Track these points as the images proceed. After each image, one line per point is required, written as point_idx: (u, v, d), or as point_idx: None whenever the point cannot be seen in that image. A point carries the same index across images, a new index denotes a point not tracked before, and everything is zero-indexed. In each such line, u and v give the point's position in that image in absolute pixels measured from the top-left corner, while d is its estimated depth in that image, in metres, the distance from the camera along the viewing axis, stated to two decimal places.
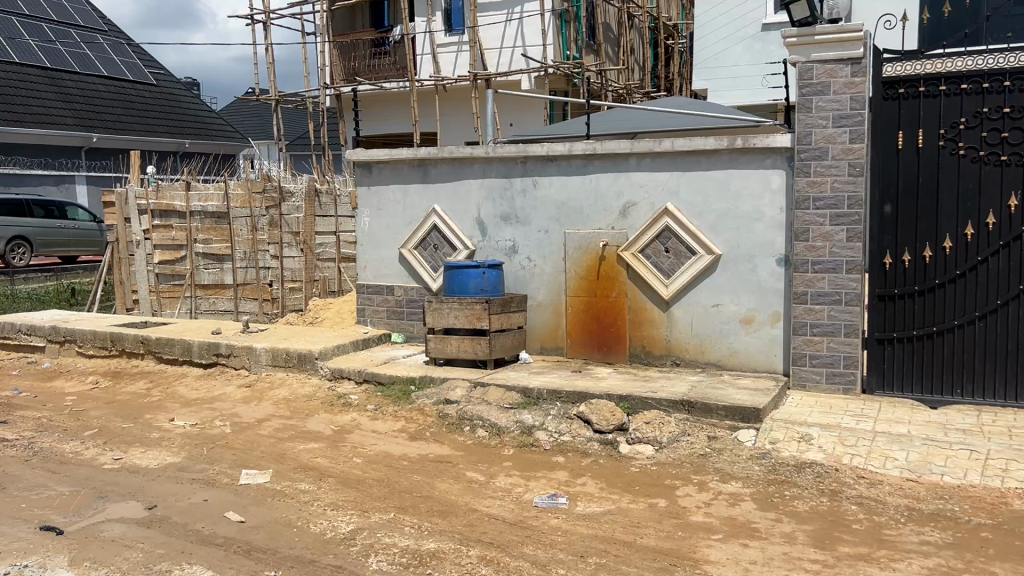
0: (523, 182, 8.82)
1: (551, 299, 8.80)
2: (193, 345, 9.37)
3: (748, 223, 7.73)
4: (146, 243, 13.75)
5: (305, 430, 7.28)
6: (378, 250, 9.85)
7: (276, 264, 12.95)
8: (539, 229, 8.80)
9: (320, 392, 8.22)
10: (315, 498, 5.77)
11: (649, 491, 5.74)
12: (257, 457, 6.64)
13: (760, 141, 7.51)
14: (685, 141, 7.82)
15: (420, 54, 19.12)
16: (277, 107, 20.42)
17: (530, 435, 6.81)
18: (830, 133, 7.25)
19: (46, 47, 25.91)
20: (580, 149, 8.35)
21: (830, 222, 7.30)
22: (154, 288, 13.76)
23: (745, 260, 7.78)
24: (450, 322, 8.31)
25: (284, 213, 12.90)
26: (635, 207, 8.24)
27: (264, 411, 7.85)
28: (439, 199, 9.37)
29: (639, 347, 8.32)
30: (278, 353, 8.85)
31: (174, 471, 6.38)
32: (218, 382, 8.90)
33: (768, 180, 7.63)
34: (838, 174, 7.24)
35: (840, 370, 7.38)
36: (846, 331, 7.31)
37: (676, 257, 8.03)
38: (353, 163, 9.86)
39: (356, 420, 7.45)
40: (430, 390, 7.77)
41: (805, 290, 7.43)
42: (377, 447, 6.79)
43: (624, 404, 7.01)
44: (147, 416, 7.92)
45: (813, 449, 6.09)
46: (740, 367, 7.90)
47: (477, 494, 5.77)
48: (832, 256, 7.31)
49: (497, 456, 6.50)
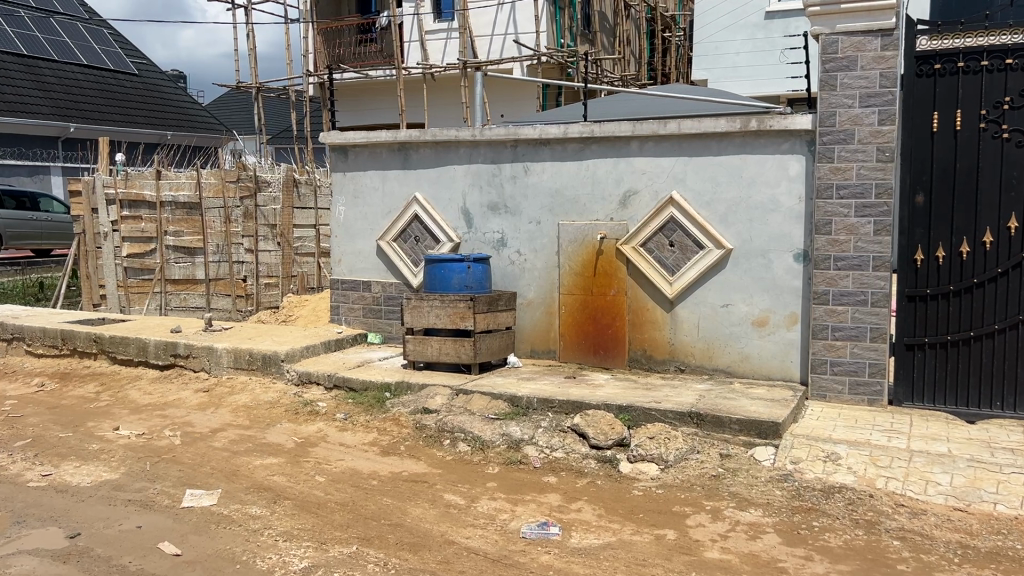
0: (513, 168, 8.02)
1: (543, 298, 8.00)
2: (149, 344, 8.52)
3: (762, 214, 6.96)
4: (114, 235, 12.81)
5: (264, 442, 6.46)
6: (354, 242, 9.02)
7: (251, 258, 12.19)
8: (530, 220, 8.00)
9: (285, 399, 7.39)
10: (267, 526, 4.95)
11: (654, 519, 4.94)
12: (206, 474, 5.82)
13: (776, 122, 6.74)
14: (692, 123, 7.05)
15: (408, 40, 18.25)
16: (259, 96, 19.54)
17: (518, 451, 6.02)
18: (856, 114, 6.48)
19: (23, 34, 24.99)
20: (576, 132, 7.57)
21: (855, 213, 6.52)
22: (123, 283, 12.85)
23: (758, 255, 7.00)
24: (431, 322, 7.49)
25: (260, 205, 12.07)
26: (636, 196, 7.45)
27: (221, 419, 7.02)
28: (421, 186, 8.55)
29: (639, 351, 7.53)
30: (240, 355, 8.02)
31: (108, 491, 5.55)
32: (174, 386, 8.05)
33: (785, 166, 6.85)
34: (865, 160, 6.48)
35: (865, 379, 6.60)
36: (872, 335, 6.53)
37: (681, 252, 7.24)
38: (328, 147, 9.02)
39: (323, 431, 6.64)
40: (407, 398, 6.96)
41: (827, 289, 6.64)
42: (344, 463, 6.00)
43: (624, 416, 6.19)
44: (90, 423, 7.07)
45: (842, 471, 5.32)
46: (751, 375, 7.12)
47: (455, 522, 4.97)
48: (857, 252, 6.54)
49: (479, 476, 5.70)
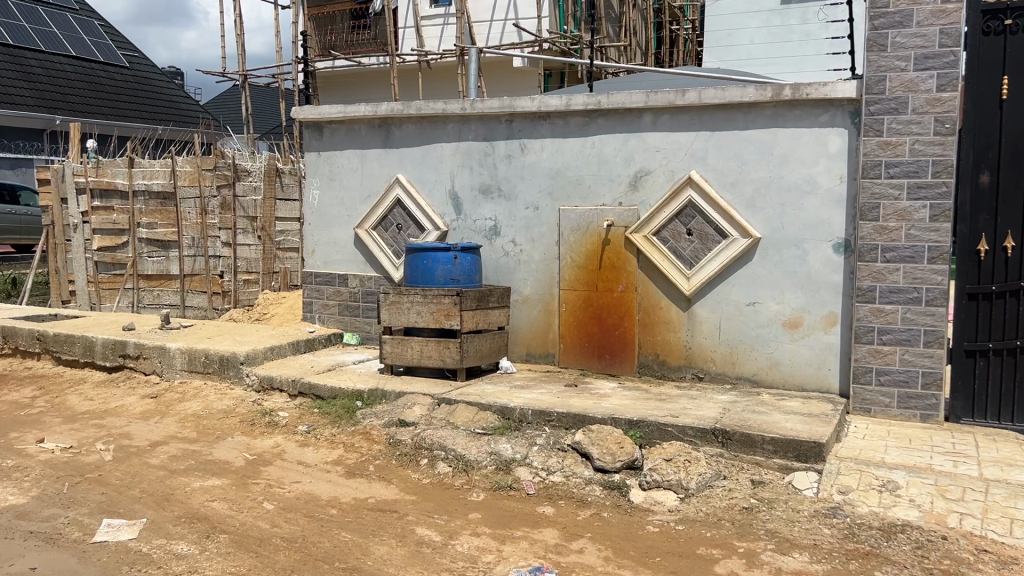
0: (508, 146, 7.05)
1: (541, 294, 7.02)
2: (96, 343, 7.56)
3: (797, 197, 5.97)
4: (84, 227, 11.47)
5: (210, 460, 5.48)
6: (329, 230, 8.05)
7: (227, 253, 10.89)
8: (526, 205, 7.02)
9: (241, 408, 6.40)
10: (191, 570, 3.96)
11: (675, 565, 3.95)
12: (132, 499, 4.83)
13: (815, 89, 5.76)
14: (715, 91, 6.08)
15: (403, 26, 17.20)
16: (246, 85, 18.52)
17: (508, 473, 5.04)
18: (910, 78, 5.51)
19: (8, 24, 23.93)
20: (580, 103, 6.60)
21: (907, 195, 5.54)
22: (92, 277, 11.55)
23: (791, 245, 6.02)
24: (411, 320, 6.51)
25: (239, 195, 10.83)
26: (649, 177, 6.48)
27: (164, 431, 6.03)
28: (404, 167, 7.59)
29: (651, 356, 6.55)
30: (195, 357, 7.04)
31: (8, 520, 4.56)
32: (119, 392, 7.05)
33: (824, 141, 5.87)
34: (920, 133, 5.50)
35: (917, 392, 5.60)
36: (926, 339, 5.54)
37: (701, 241, 6.28)
38: (301, 123, 8.05)
39: (280, 447, 5.66)
40: (381, 408, 5.98)
41: (873, 285, 5.66)
42: (299, 487, 5.02)
43: (635, 433, 5.21)
44: (13, 434, 6.06)
45: (903, 505, 4.34)
46: (780, 385, 6.14)
47: (427, 566, 3.98)
48: (909, 241, 5.56)
49: (460, 505, 4.71)
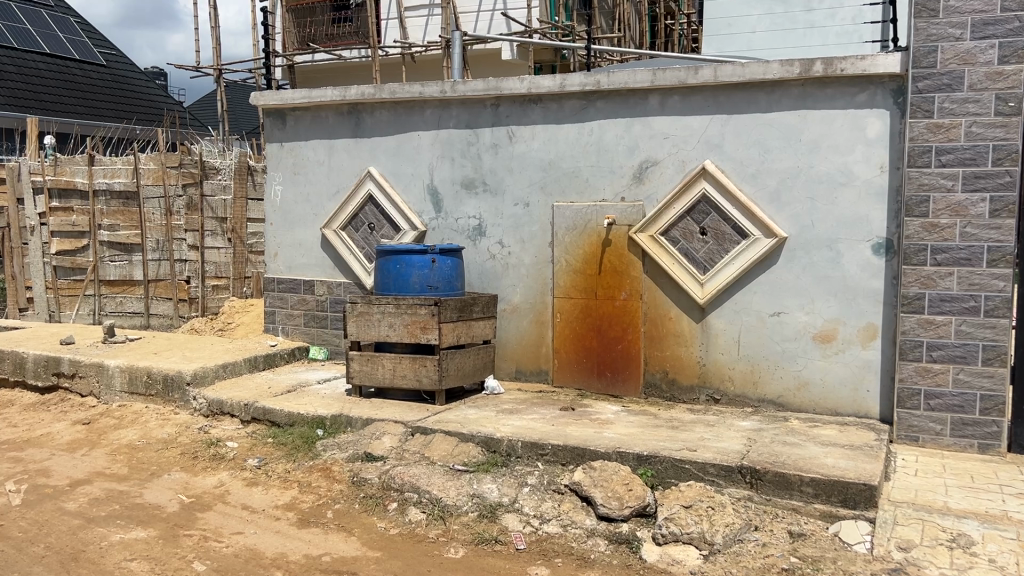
0: (494, 134, 6.20)
1: (532, 303, 6.16)
2: (27, 360, 6.66)
3: (830, 189, 5.13)
4: (42, 229, 10.25)
5: (138, 504, 4.59)
6: (293, 231, 7.18)
7: (194, 256, 9.85)
8: (515, 201, 6.17)
9: (184, 436, 5.52)
10: None
11: None
12: (32, 560, 3.94)
13: (850, 64, 4.94)
14: (734, 68, 5.24)
15: (385, 18, 16.19)
16: (220, 80, 17.49)
17: (493, 522, 4.17)
18: (966, 49, 4.68)
19: None
20: (577, 83, 5.76)
21: (963, 187, 4.70)
22: (51, 284, 10.32)
23: (823, 246, 5.18)
24: (383, 333, 5.64)
25: (207, 194, 9.79)
26: (656, 168, 5.63)
27: (90, 466, 5.14)
28: (376, 158, 6.73)
29: (659, 375, 5.70)
30: (136, 376, 6.16)
31: None
32: (49, 417, 6.15)
33: (862, 125, 5.03)
34: (978, 113, 4.67)
35: (974, 419, 4.76)
36: (985, 356, 4.70)
37: (716, 241, 5.44)
38: (263, 110, 7.17)
39: (224, 487, 4.79)
40: (344, 438, 5.11)
41: (922, 292, 4.81)
42: (241, 540, 4.14)
43: (645, 470, 4.36)
44: None
45: (984, 567, 3.49)
46: (810, 408, 5.30)
47: None
48: (965, 241, 4.72)
49: (434, 565, 3.83)
